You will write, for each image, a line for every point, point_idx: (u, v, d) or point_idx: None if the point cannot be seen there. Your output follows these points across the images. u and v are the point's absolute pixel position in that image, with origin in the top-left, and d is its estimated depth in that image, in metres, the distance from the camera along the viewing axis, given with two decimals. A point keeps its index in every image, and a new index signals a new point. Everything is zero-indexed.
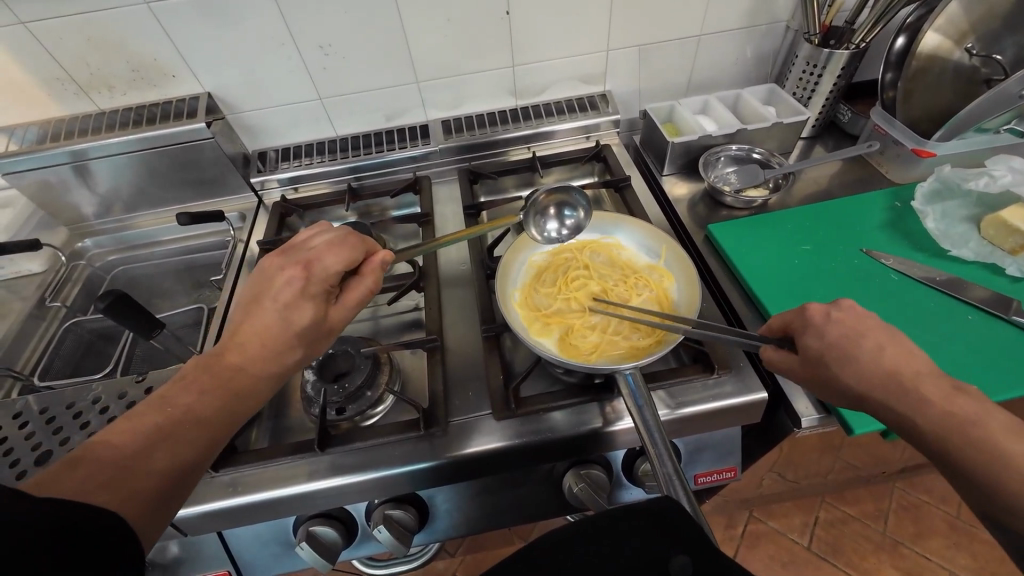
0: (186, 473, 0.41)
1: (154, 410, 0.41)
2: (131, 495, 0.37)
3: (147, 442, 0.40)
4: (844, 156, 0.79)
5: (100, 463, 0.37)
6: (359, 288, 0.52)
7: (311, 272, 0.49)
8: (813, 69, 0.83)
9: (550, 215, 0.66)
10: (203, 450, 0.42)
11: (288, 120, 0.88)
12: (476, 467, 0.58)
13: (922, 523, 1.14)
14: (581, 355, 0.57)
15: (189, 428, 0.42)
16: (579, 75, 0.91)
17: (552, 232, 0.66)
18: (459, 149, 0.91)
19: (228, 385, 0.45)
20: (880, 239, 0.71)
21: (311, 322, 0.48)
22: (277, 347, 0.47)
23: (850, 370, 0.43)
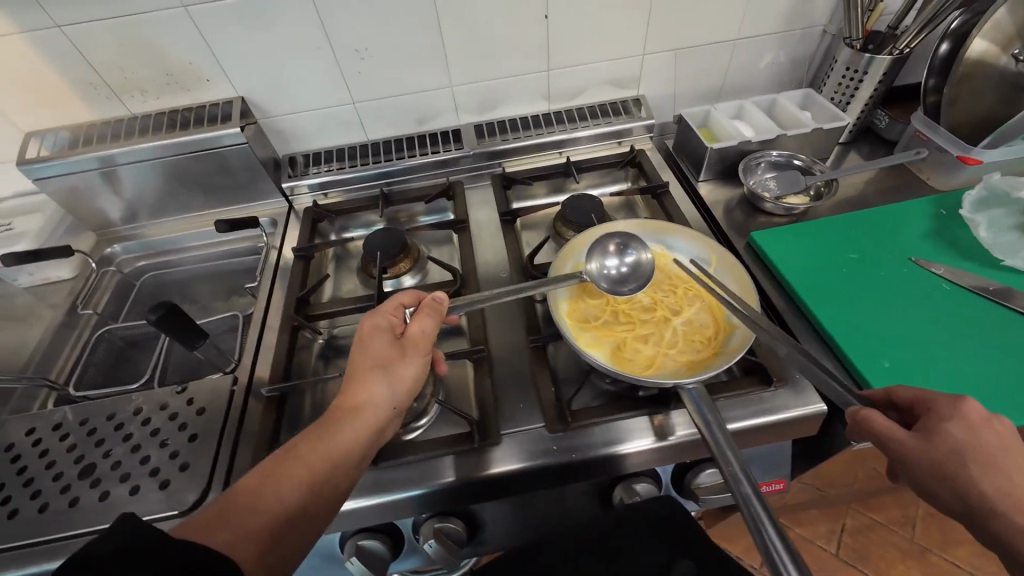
0: (297, 510, 0.43)
1: (276, 457, 0.46)
2: (249, 530, 0.40)
3: (266, 484, 0.43)
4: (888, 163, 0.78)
5: (232, 502, 0.41)
6: (423, 317, 0.55)
7: (378, 313, 0.56)
8: (854, 74, 0.82)
9: (611, 253, 0.64)
10: (313, 487, 0.44)
11: (320, 125, 0.87)
12: (528, 483, 0.57)
13: (951, 531, 1.13)
14: (635, 368, 0.56)
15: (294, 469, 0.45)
16: (613, 79, 0.90)
17: (612, 268, 0.63)
18: (492, 154, 0.91)
19: (332, 425, 0.48)
20: (929, 248, 0.70)
21: (388, 350, 0.53)
22: (364, 380, 0.51)
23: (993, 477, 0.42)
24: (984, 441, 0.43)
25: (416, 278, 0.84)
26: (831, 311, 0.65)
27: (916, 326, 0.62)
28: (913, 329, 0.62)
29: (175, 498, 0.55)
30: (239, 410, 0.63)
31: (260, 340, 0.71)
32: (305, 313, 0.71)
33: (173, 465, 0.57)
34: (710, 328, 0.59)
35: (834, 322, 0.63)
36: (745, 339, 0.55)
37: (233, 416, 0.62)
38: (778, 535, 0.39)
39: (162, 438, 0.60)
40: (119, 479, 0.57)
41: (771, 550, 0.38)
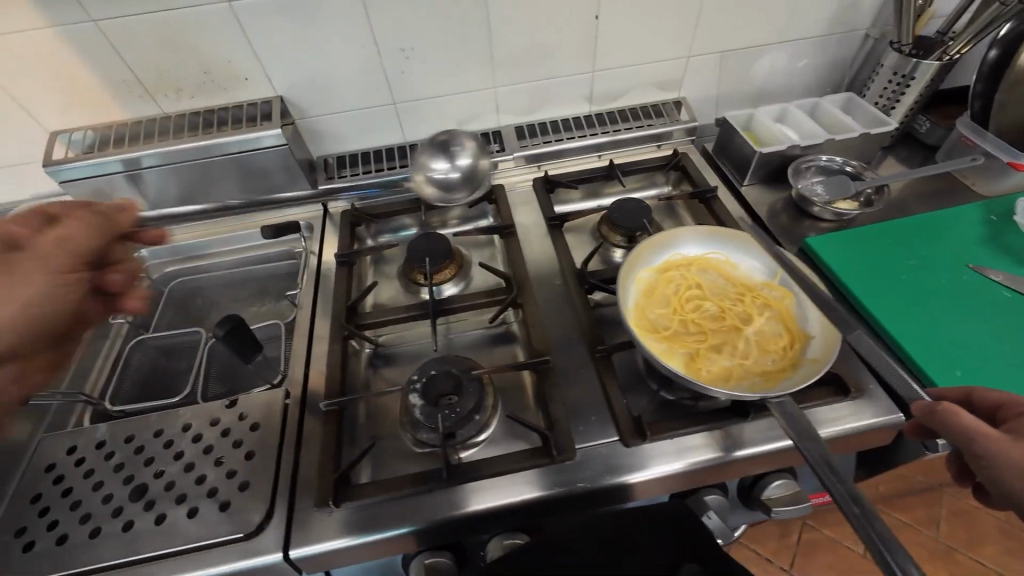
0: None
1: None
2: None
3: None
4: (942, 169, 0.77)
5: None
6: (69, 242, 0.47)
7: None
8: (901, 79, 0.82)
9: (441, 160, 0.78)
10: None
11: (358, 125, 0.84)
12: (603, 498, 0.56)
13: (977, 531, 1.15)
14: (713, 380, 0.55)
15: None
16: (656, 81, 0.89)
17: (441, 173, 0.78)
18: (533, 157, 0.89)
19: None
20: (985, 254, 0.70)
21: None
22: None
23: None
24: None
25: (460, 285, 0.82)
26: (893, 318, 0.64)
27: (980, 333, 0.62)
28: (978, 336, 0.62)
29: (238, 519, 0.52)
30: (296, 425, 0.60)
31: (309, 351, 0.68)
32: (355, 324, 0.68)
33: (231, 485, 0.55)
34: (784, 338, 0.58)
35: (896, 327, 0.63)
36: (825, 350, 0.54)
37: (290, 431, 0.59)
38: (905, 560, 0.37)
39: (217, 456, 0.57)
40: (175, 500, 0.54)
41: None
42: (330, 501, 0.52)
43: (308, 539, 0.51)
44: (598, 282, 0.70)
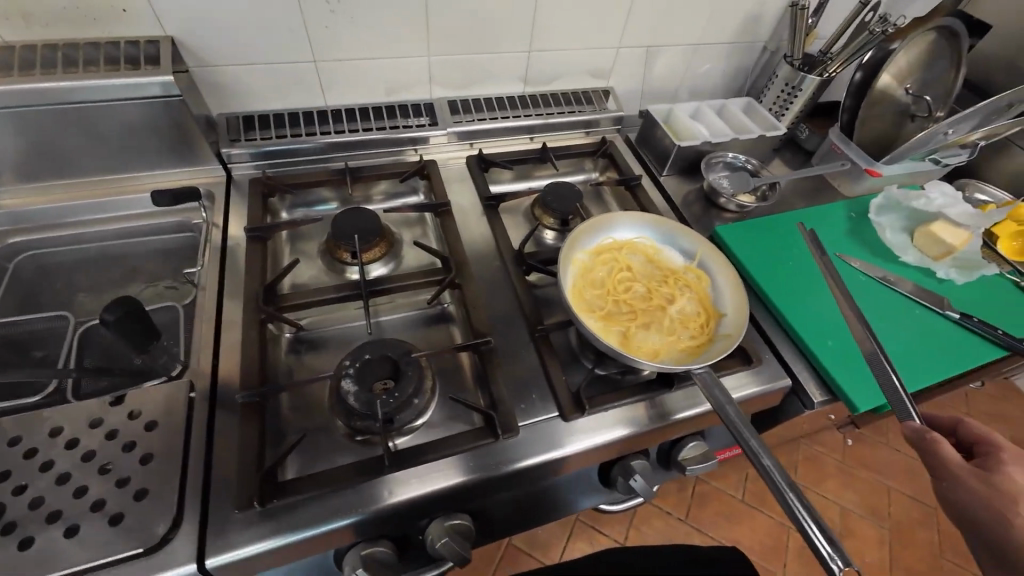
0: None
1: None
2: None
3: None
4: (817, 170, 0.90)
5: None
6: None
7: None
8: (791, 89, 0.94)
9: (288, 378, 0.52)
10: None
11: (272, 82, 0.75)
12: (547, 470, 0.58)
13: (823, 470, 1.41)
14: (645, 356, 0.59)
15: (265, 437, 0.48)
16: (587, 69, 0.91)
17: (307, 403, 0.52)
18: (467, 133, 0.86)
19: None
20: (847, 245, 0.84)
21: None
22: None
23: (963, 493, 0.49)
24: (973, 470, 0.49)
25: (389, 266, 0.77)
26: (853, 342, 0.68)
27: None
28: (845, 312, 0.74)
29: (137, 533, 0.45)
30: (205, 422, 0.53)
31: (217, 337, 0.60)
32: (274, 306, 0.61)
33: (123, 495, 0.46)
34: (702, 316, 0.64)
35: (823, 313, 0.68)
36: (736, 326, 0.61)
37: (198, 430, 0.52)
38: (798, 499, 0.45)
39: (102, 463, 0.48)
40: (46, 520, 0.44)
41: (795, 512, 0.44)
42: (255, 502, 0.47)
43: (232, 546, 0.46)
44: (536, 264, 0.71)
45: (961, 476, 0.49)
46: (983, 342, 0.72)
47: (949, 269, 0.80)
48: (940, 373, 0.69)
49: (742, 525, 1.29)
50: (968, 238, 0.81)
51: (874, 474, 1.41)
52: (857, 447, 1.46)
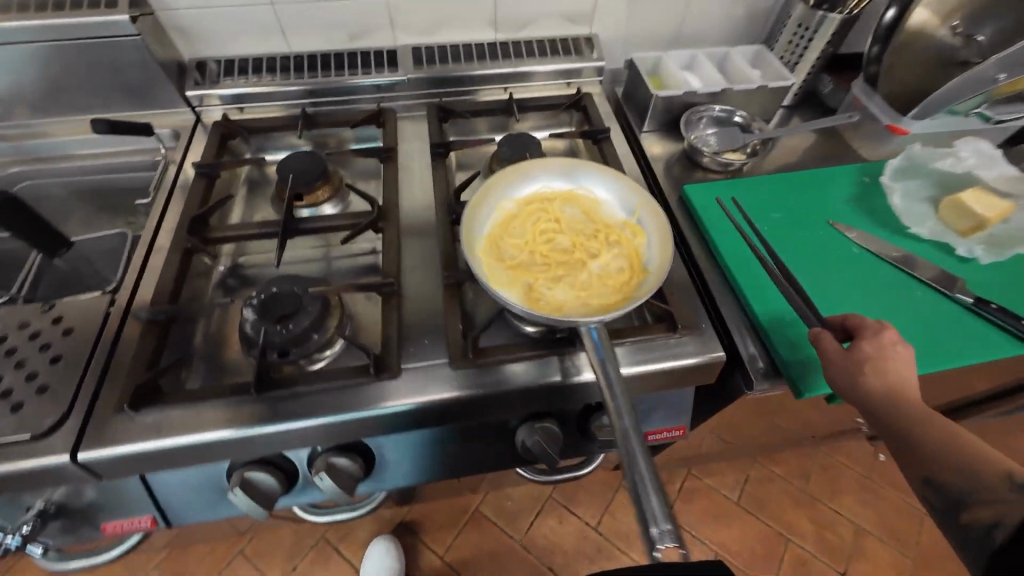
0: None
1: None
2: None
3: None
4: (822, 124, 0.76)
5: None
6: None
7: None
8: (804, 32, 0.80)
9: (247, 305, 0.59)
10: None
11: (234, 26, 0.77)
12: (432, 418, 0.56)
13: (841, 485, 1.26)
14: (546, 309, 0.54)
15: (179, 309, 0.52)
16: (566, 13, 0.84)
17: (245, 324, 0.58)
18: (430, 82, 0.84)
19: None
20: (846, 213, 0.71)
21: None
22: None
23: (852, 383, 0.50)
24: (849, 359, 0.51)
25: (337, 209, 0.77)
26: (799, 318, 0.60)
27: (819, 287, 0.63)
28: (816, 289, 0.63)
29: (30, 420, 0.50)
30: (113, 334, 0.57)
31: (146, 262, 0.64)
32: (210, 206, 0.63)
33: (29, 387, 0.52)
34: (625, 273, 0.57)
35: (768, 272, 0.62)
36: (655, 284, 0.54)
37: (105, 339, 0.56)
38: (647, 465, 0.39)
39: (19, 358, 0.54)
40: None
41: (637, 478, 0.38)
42: (126, 405, 0.50)
43: (106, 444, 0.50)
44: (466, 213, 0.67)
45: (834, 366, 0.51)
46: (997, 334, 0.58)
47: (974, 246, 0.65)
48: (925, 365, 0.57)
49: (731, 527, 1.19)
50: (1007, 210, 0.65)
51: (904, 496, 1.24)
52: (888, 463, 1.28)
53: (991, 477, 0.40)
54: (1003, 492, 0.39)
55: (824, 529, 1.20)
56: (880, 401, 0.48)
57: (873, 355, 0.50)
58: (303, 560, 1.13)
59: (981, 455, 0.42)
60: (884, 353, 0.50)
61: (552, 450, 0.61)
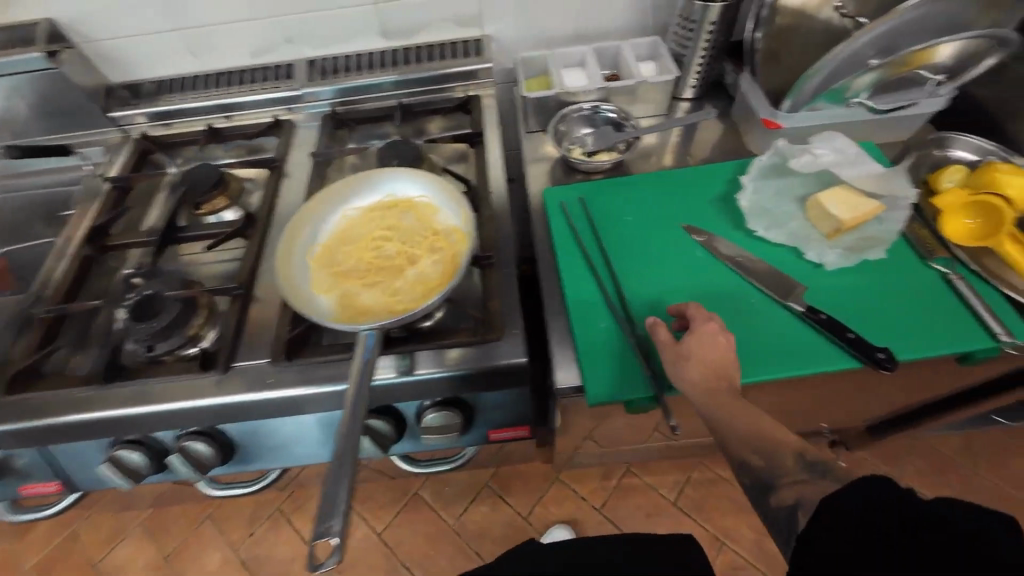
0: None
1: None
2: None
3: None
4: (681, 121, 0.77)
5: None
6: None
7: None
8: (688, 24, 0.75)
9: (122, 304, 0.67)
10: None
11: (150, 51, 0.87)
12: (260, 410, 0.62)
13: None
14: (350, 315, 0.58)
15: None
16: (451, 16, 0.85)
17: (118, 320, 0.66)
18: (324, 93, 0.88)
19: None
20: (706, 213, 0.67)
21: None
22: None
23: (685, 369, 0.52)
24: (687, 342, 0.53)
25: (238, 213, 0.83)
26: (612, 325, 0.59)
27: (648, 294, 0.62)
28: (643, 297, 0.61)
29: None
30: (15, 329, 0.68)
31: (56, 266, 0.74)
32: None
33: None
34: (435, 281, 0.60)
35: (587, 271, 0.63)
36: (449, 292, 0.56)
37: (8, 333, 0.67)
38: (347, 462, 0.43)
39: None
40: None
41: (330, 472, 0.43)
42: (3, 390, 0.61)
43: None
44: None
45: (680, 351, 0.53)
46: (823, 345, 0.55)
47: (824, 250, 0.61)
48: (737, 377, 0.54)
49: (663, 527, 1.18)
50: (869, 212, 0.60)
51: None
52: None
53: (787, 455, 0.45)
54: (794, 472, 0.44)
55: (763, 536, 1.15)
56: (699, 389, 0.51)
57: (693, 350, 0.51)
58: (258, 528, 1.25)
59: (777, 437, 0.47)
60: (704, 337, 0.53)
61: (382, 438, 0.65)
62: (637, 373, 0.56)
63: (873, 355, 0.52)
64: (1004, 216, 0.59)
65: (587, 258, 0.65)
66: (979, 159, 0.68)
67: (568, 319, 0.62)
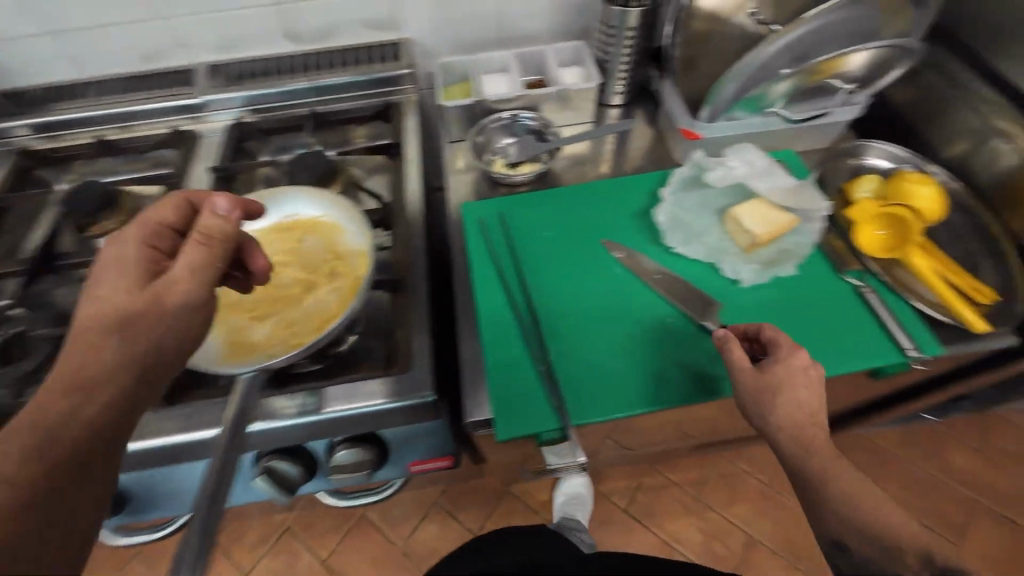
0: None
1: None
2: None
3: None
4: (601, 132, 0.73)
5: None
6: None
7: None
8: (609, 31, 0.72)
9: None
10: None
11: (28, 55, 0.78)
12: (143, 461, 0.55)
13: (739, 491, 1.21)
14: (238, 353, 0.52)
15: (54, 402, 0.33)
16: (365, 19, 0.80)
17: None
18: (229, 101, 0.81)
19: None
20: (624, 228, 0.65)
21: None
22: None
23: (778, 402, 0.48)
24: (780, 372, 0.48)
25: None
26: (523, 351, 0.56)
27: (564, 317, 0.59)
28: (557, 321, 0.58)
29: None
30: None
31: None
32: (187, 194, 0.46)
33: None
34: (335, 310, 0.55)
35: (499, 292, 0.60)
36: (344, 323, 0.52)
37: None
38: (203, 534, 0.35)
39: None
40: None
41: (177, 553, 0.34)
42: None
43: None
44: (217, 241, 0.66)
45: (772, 381, 0.49)
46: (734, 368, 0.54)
47: (738, 266, 0.59)
48: (648, 404, 0.52)
49: (615, 536, 1.17)
50: (783, 225, 0.59)
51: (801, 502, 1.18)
52: None
53: (906, 554, 0.40)
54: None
55: (713, 538, 1.16)
56: (790, 434, 0.47)
57: (786, 382, 0.48)
58: None
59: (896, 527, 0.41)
60: (793, 376, 0.49)
61: (287, 481, 0.60)
62: (547, 404, 0.53)
63: None
64: (912, 229, 0.60)
65: (501, 279, 0.62)
66: (893, 166, 0.68)
67: (479, 346, 0.58)
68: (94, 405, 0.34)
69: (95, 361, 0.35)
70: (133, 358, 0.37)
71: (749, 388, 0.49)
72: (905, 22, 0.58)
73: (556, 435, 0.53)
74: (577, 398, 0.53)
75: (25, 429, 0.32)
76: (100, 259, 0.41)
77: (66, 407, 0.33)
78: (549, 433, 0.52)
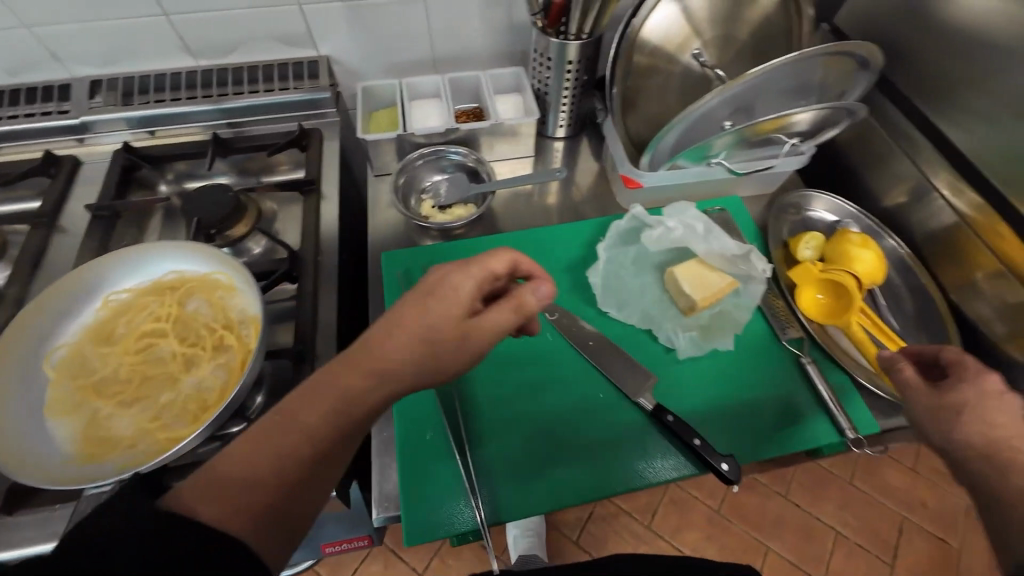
0: None
1: None
2: None
3: None
4: (533, 178, 0.67)
5: None
6: None
7: None
8: (546, 61, 0.66)
9: None
10: None
11: None
12: None
13: (690, 520, 1.19)
14: (92, 451, 0.44)
15: (348, 380, 0.32)
16: (276, 34, 0.70)
17: None
18: (117, 122, 0.71)
19: None
20: (558, 286, 0.60)
21: None
22: None
23: (963, 423, 0.38)
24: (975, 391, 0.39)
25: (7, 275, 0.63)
26: (439, 436, 0.50)
27: (487, 391, 0.53)
28: (476, 398, 0.52)
29: None
30: None
31: None
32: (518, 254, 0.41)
33: None
34: (216, 394, 0.47)
35: None
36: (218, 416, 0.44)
37: None
38: None
39: None
40: None
41: None
42: None
43: None
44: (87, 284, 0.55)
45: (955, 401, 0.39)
46: (665, 453, 0.50)
47: (674, 333, 0.56)
48: (569, 499, 0.47)
49: None
50: (723, 289, 0.55)
51: (750, 529, 1.16)
52: (742, 496, 1.21)
53: None
54: None
55: None
56: (980, 460, 0.36)
57: (972, 403, 0.39)
58: None
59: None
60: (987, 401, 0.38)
61: None
62: (461, 499, 0.47)
63: (716, 465, 0.47)
64: (852, 293, 0.56)
65: None
66: (836, 220, 0.66)
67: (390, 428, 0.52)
68: (382, 394, 0.33)
69: (398, 357, 0.34)
70: (431, 369, 0.35)
71: (924, 406, 0.41)
72: (846, 75, 0.55)
73: (470, 535, 0.48)
74: (497, 491, 0.48)
75: (327, 399, 0.31)
76: (438, 272, 0.39)
77: (362, 390, 0.33)
78: (462, 534, 0.47)
